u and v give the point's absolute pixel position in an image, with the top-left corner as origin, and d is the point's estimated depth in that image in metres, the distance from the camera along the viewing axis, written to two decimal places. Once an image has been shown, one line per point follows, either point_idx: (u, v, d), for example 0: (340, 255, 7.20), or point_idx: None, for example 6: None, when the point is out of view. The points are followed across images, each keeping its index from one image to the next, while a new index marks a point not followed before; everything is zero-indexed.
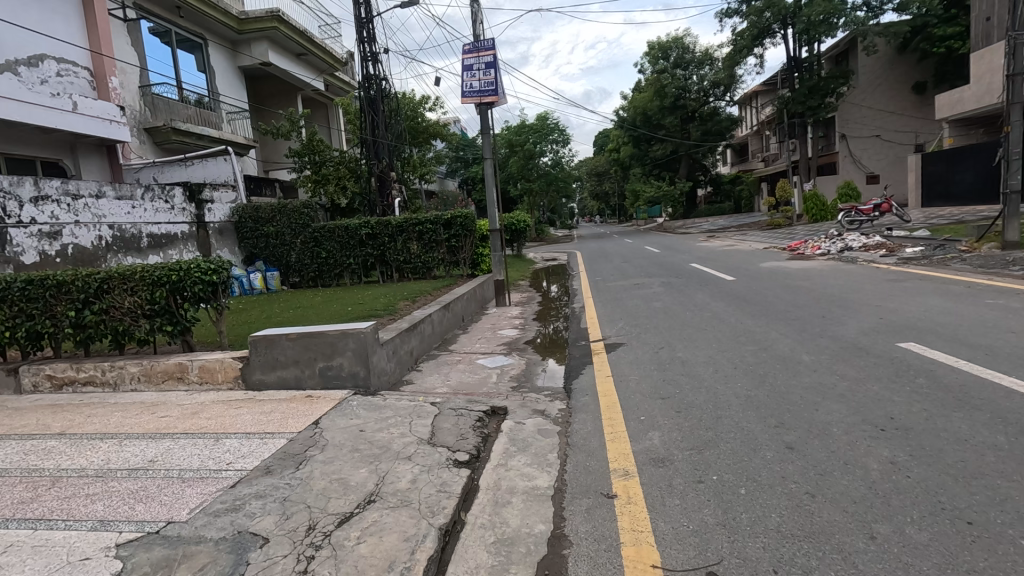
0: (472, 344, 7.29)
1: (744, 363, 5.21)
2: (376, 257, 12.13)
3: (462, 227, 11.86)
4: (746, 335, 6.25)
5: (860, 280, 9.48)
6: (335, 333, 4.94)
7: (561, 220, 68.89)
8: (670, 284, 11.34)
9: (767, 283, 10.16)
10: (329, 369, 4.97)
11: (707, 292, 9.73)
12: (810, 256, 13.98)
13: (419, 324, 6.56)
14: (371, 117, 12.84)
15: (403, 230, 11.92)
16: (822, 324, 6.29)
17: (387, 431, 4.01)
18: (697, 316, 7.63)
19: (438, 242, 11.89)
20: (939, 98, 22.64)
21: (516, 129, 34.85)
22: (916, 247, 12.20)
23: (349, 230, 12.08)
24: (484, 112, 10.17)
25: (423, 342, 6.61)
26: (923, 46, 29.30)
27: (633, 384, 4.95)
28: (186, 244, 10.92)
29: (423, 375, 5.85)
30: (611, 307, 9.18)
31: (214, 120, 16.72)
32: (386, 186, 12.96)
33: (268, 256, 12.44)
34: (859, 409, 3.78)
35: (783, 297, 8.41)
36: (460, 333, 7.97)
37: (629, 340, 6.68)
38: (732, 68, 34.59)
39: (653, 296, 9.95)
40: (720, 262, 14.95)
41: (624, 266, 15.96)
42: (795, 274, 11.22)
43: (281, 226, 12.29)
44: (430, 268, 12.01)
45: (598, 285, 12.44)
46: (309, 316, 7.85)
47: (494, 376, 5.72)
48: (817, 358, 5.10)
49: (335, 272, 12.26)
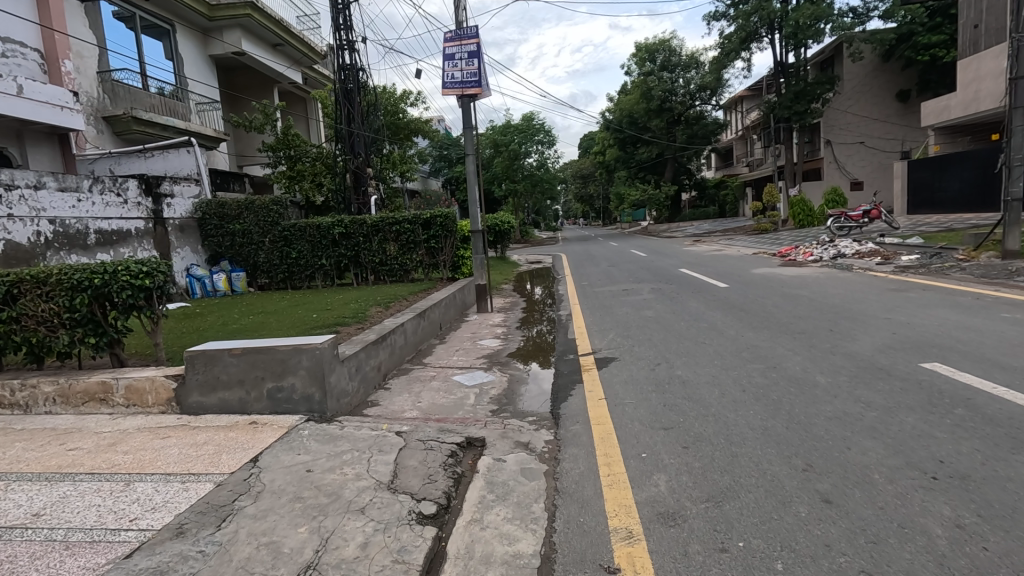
0: (449, 356, 6.63)
1: (752, 385, 4.65)
2: (349, 259, 11.39)
3: (442, 227, 11.15)
4: (751, 350, 5.70)
5: (861, 289, 9.04)
6: (287, 349, 4.24)
7: (546, 222, 68.46)
8: (661, 290, 10.80)
9: (763, 291, 9.67)
10: (279, 391, 4.28)
11: (701, 300, 9.19)
12: (802, 263, 13.58)
13: (390, 334, 5.89)
14: (347, 110, 12.06)
15: (379, 230, 11.21)
16: (833, 340, 5.76)
17: (338, 472, 3.33)
18: (693, 327, 7.08)
19: (417, 243, 11.19)
20: (925, 105, 22.54)
21: (501, 129, 34.14)
22: (912, 255, 11.84)
23: (321, 229, 11.32)
24: (467, 105, 9.53)
25: (394, 355, 5.93)
26: (908, 54, 29.36)
27: (629, 409, 4.34)
28: (141, 241, 10.08)
29: (391, 394, 5.19)
30: (600, 315, 8.59)
31: (182, 111, 15.78)
32: (363, 183, 12.21)
33: (234, 256, 11.62)
34: (899, 449, 3.22)
35: (783, 307, 7.91)
36: (436, 344, 7.30)
37: (622, 354, 6.08)
38: (719, 71, 34.39)
39: (644, 303, 9.40)
40: (710, 267, 14.48)
41: (611, 270, 15.39)
42: (790, 281, 10.75)
43: (248, 223, 11.47)
44: (408, 271, 11.30)
45: (585, 290, 11.86)
46: (269, 322, 7.08)
47: (472, 396, 5.07)
48: (835, 380, 4.55)
49: (307, 273, 11.51)
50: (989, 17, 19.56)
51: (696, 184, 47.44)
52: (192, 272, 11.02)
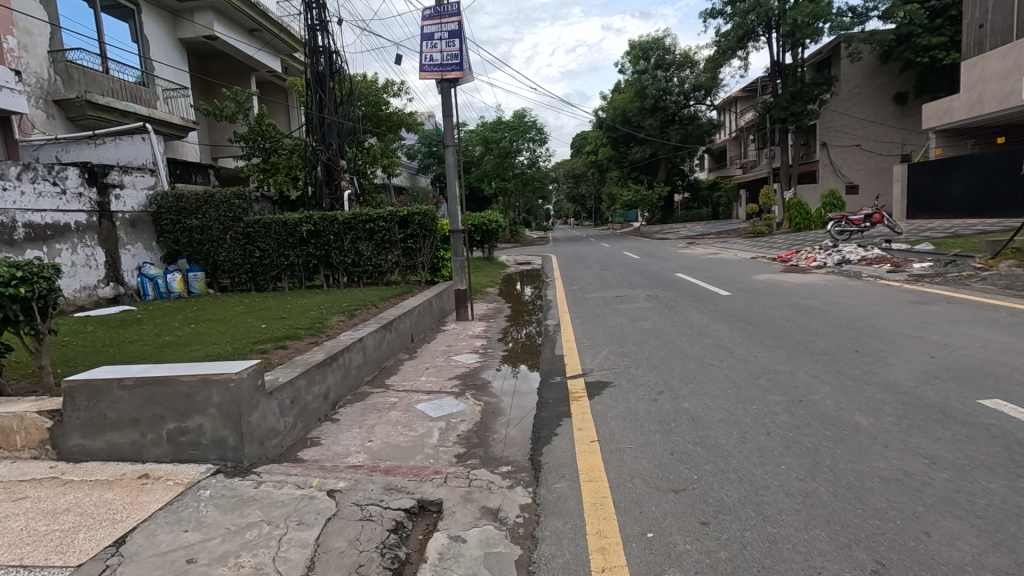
0: (417, 377, 5.71)
1: (778, 426, 3.78)
2: (319, 258, 10.46)
3: (420, 226, 10.20)
4: (769, 377, 4.84)
5: (876, 300, 8.25)
6: (193, 380, 3.31)
7: (536, 222, 67.51)
8: (658, 297, 9.98)
9: (769, 300, 8.86)
10: (183, 434, 3.35)
11: (703, 310, 8.32)
12: (806, 269, 12.78)
13: (344, 353, 4.97)
14: (318, 95, 11.02)
15: (351, 228, 10.28)
16: (864, 366, 4.93)
17: (230, 565, 2.41)
18: (698, 345, 6.21)
19: (392, 243, 10.26)
20: (926, 108, 21.94)
21: (492, 126, 33.25)
22: (924, 262, 11.09)
23: (288, 225, 10.37)
24: (447, 90, 8.60)
25: (348, 377, 5.01)
26: (908, 55, 28.80)
27: (628, 460, 3.46)
28: (83, 236, 9.06)
29: (337, 429, 4.26)
30: (592, 328, 7.70)
31: (146, 97, 14.70)
32: (335, 175, 11.21)
33: (193, 254, 10.61)
34: (1002, 541, 2.35)
35: (795, 321, 7.10)
36: (405, 359, 6.39)
37: (617, 378, 5.19)
38: (715, 71, 33.74)
39: (638, 313, 8.55)
40: (708, 272, 13.68)
41: (602, 274, 14.52)
42: (798, 289, 9.94)
43: (207, 218, 10.44)
44: (383, 272, 10.38)
45: (575, 296, 11.02)
46: (210, 333, 6.10)
47: (435, 433, 4.16)
48: (880, 422, 3.71)
49: (272, 274, 10.57)
50: (996, 16, 18.96)
51: (689, 185, 46.78)
52: (144, 271, 10.07)
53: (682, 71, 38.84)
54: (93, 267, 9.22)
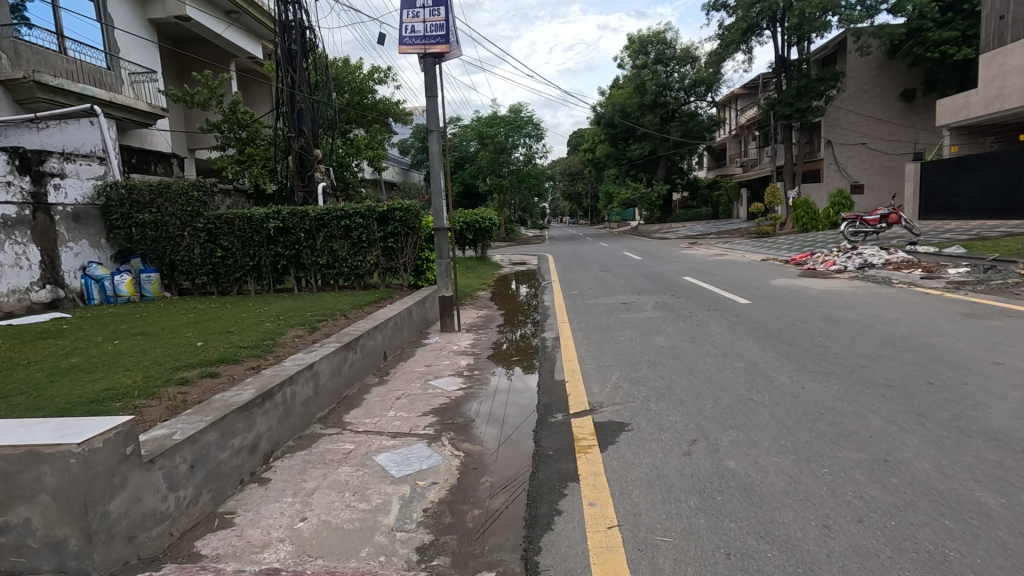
0: (383, 411, 4.60)
1: (872, 508, 2.69)
2: (288, 258, 9.32)
3: (401, 223, 9.06)
4: (831, 423, 3.77)
5: (922, 312, 7.19)
6: (16, 454, 2.22)
7: (533, 222, 66.22)
8: (667, 305, 8.93)
9: (796, 310, 7.79)
10: (4, 532, 2.26)
11: (723, 323, 7.22)
12: (825, 274, 11.73)
13: (284, 386, 3.84)
14: (290, 74, 9.83)
15: (324, 225, 9.16)
16: (953, 407, 3.86)
17: None
18: (727, 371, 5.13)
19: (370, 242, 9.14)
20: (940, 103, 20.96)
21: (487, 121, 31.97)
22: (960, 267, 10.05)
23: (253, 221, 9.21)
24: (431, 67, 7.48)
25: (290, 417, 3.89)
26: (918, 50, 27.82)
27: (665, 568, 2.37)
28: (11, 231, 7.86)
29: (261, 498, 3.14)
30: (597, 343, 6.62)
31: (108, 81, 13.50)
32: (308, 166, 10.02)
33: (147, 252, 9.43)
34: None
35: (837, 338, 6.05)
36: (374, 385, 5.29)
37: (635, 420, 4.11)
38: (718, 65, 32.74)
39: (647, 325, 7.47)
40: (718, 275, 12.65)
41: (603, 277, 13.46)
42: (824, 297, 8.88)
43: (162, 212, 9.27)
44: (359, 274, 9.26)
45: (575, 301, 9.97)
46: (130, 353, 4.93)
47: (394, 506, 3.05)
48: (1016, 505, 2.64)
49: (236, 275, 9.44)
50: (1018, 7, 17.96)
51: (689, 184, 45.78)
52: (89, 272, 8.89)
53: (682, 67, 37.80)
54: (25, 268, 8.05)
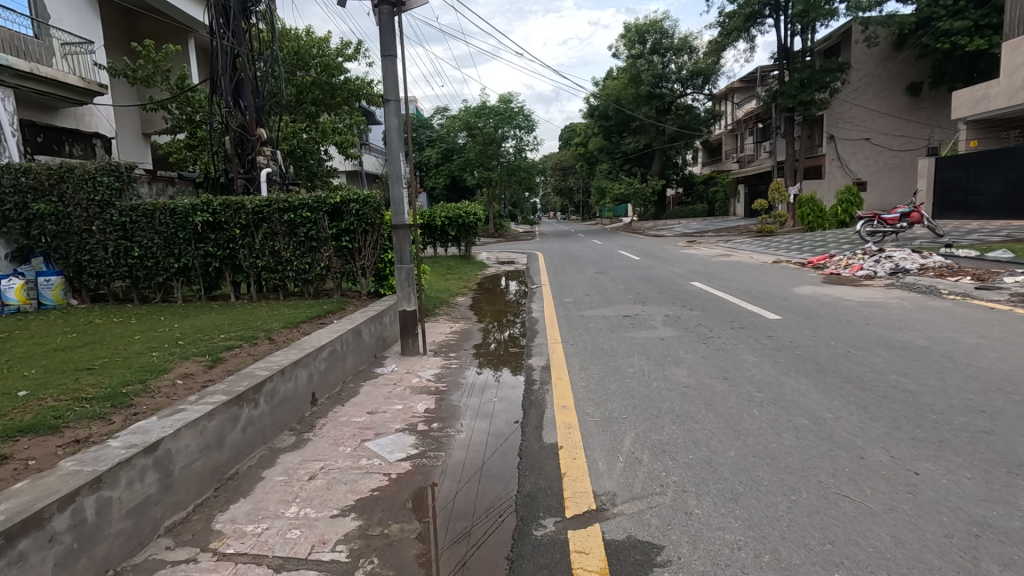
0: (282, 506, 3.02)
1: None
2: (221, 259, 7.69)
3: (358, 218, 7.43)
4: (1003, 564, 2.24)
5: (1005, 335, 5.70)
6: None
7: (523, 216, 64.32)
8: (680, 319, 7.41)
9: (843, 331, 6.28)
10: None
11: (757, 349, 5.70)
12: (853, 280, 10.26)
13: (77, 498, 2.23)
14: (225, 36, 8.06)
15: (264, 220, 7.51)
16: None
17: None
18: (789, 435, 3.59)
19: (320, 242, 7.51)
20: (957, 95, 19.56)
21: (475, 110, 30.24)
22: (1016, 275, 8.65)
23: (176, 213, 7.53)
24: (390, 18, 5.87)
25: (92, 548, 2.29)
26: (927, 41, 26.45)
27: None
28: None
29: None
30: (599, 378, 5.07)
31: (32, 49, 11.68)
32: (249, 149, 8.31)
33: (48, 250, 7.71)
34: None
35: (920, 378, 4.52)
36: (285, 452, 3.68)
37: (673, 540, 2.56)
38: (718, 55, 31.21)
39: (660, 350, 5.93)
40: (732, 280, 11.12)
41: (600, 280, 11.95)
42: (867, 311, 7.39)
43: (65, 201, 7.53)
44: (308, 280, 7.67)
45: (569, 313, 8.40)
46: None
47: None
48: None
49: (159, 279, 7.80)
50: None
51: (684, 180, 44.35)
52: None
53: (679, 57, 36.41)
54: None
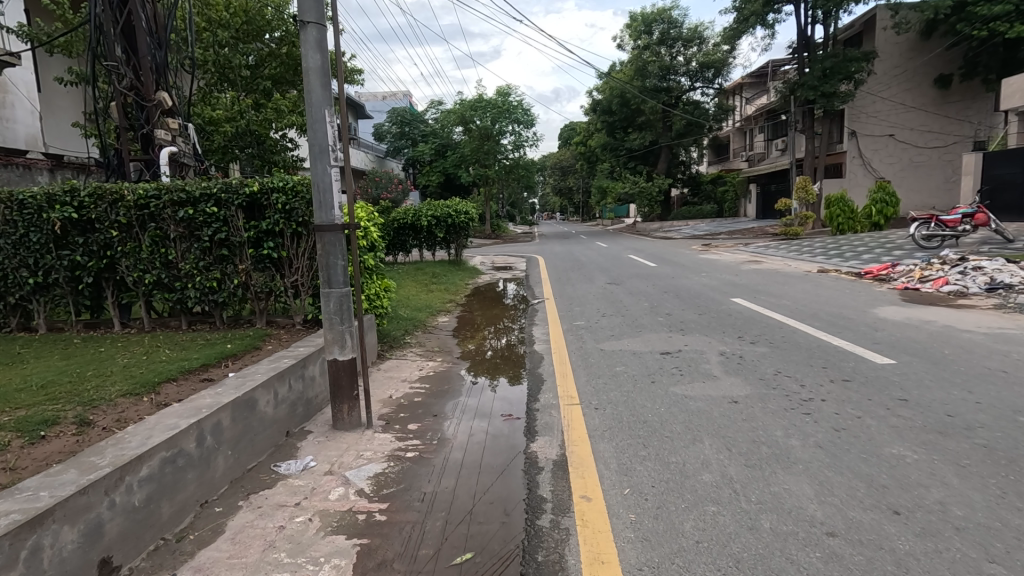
0: None
1: None
2: (96, 272, 5.46)
3: (283, 214, 5.20)
4: None
5: None
6: None
7: (522, 217, 62.02)
8: (751, 363, 5.12)
9: (1020, 395, 4.03)
10: None
11: (909, 434, 3.48)
12: (942, 298, 8.08)
13: None
14: None
15: (152, 217, 5.25)
16: None
17: None
18: None
19: (233, 249, 5.29)
20: (1009, 81, 16.65)
21: (471, 103, 27.88)
22: None
23: (27, 206, 5.28)
24: None
25: None
26: (962, 28, 24.13)
27: None
28: None
29: None
30: (660, 505, 2.80)
31: None
32: (144, 120, 6.10)
33: None
34: None
35: None
36: None
37: None
38: (732, 43, 29.04)
39: (743, 428, 3.68)
40: (784, 294, 8.92)
41: (617, 293, 9.76)
42: (1015, 351, 5.17)
43: None
44: (218, 303, 5.46)
45: (584, 346, 6.12)
46: None
47: None
48: None
49: (12, 299, 5.58)
50: None
51: (691, 179, 42.20)
52: None
53: (688, 48, 34.31)
54: None
